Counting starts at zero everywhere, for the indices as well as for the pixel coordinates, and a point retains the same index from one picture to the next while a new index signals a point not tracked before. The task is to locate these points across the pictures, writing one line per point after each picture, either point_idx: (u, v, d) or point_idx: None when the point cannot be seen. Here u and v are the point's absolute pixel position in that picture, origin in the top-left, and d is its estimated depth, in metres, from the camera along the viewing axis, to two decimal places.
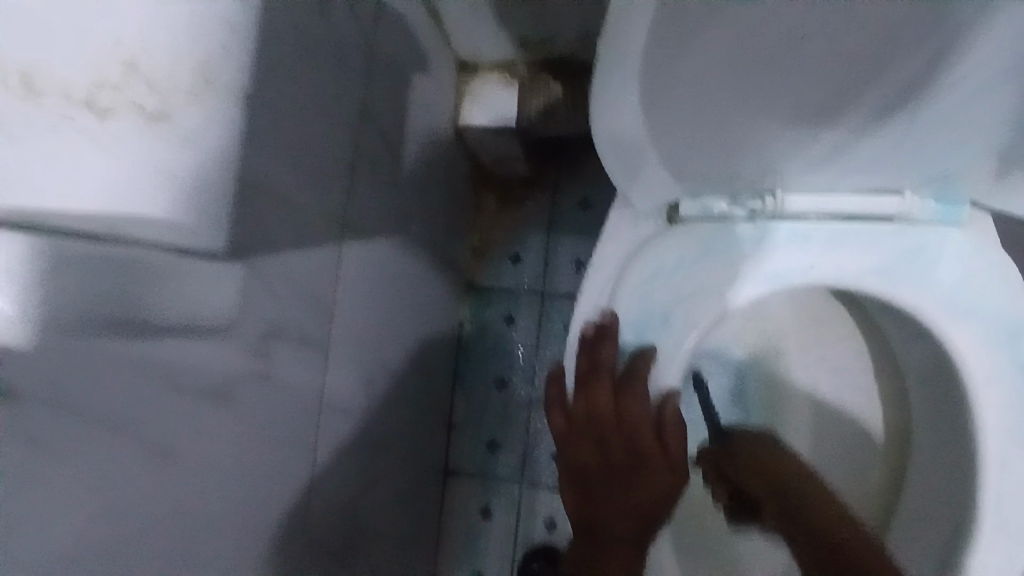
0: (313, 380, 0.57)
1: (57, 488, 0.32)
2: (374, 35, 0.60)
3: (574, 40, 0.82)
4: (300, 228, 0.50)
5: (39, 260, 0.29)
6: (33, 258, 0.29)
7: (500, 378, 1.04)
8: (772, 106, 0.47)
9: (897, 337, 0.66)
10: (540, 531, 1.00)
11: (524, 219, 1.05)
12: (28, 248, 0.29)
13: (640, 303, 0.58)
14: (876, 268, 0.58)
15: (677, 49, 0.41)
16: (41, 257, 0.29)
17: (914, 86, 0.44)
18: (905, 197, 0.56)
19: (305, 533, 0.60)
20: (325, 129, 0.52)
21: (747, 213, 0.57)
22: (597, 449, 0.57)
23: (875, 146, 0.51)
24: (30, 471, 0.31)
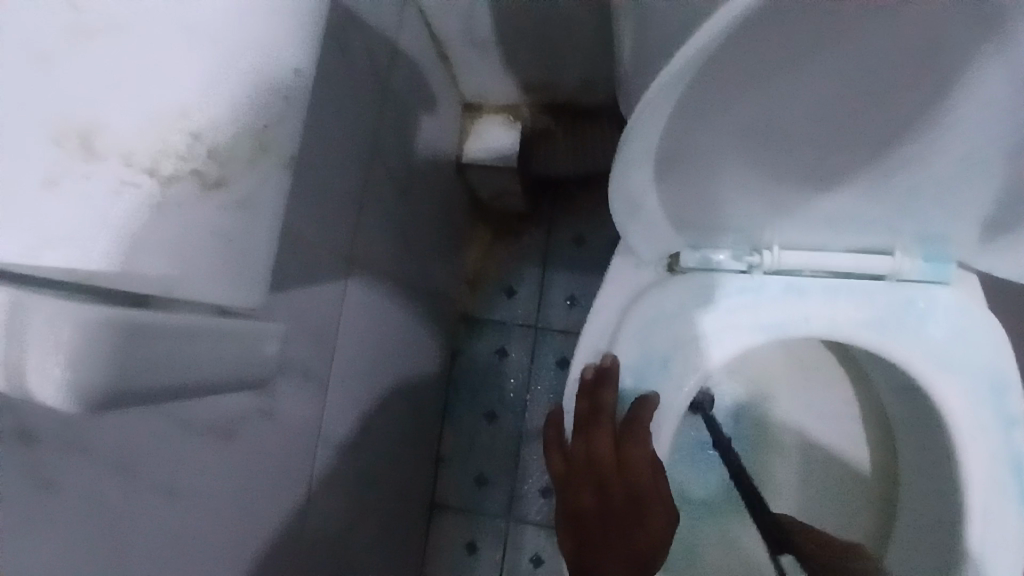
0: (312, 412, 0.57)
1: (51, 528, 0.32)
2: (387, 75, 0.62)
3: (578, 86, 0.85)
4: (312, 263, 0.50)
5: (103, 328, 0.22)
6: (97, 325, 0.22)
7: (491, 410, 1.04)
8: (770, 165, 0.49)
9: (884, 389, 0.69)
10: (527, 569, 0.99)
11: (521, 254, 1.07)
12: (70, 311, 0.22)
13: (639, 349, 0.59)
14: (867, 323, 0.61)
15: (690, 115, 0.43)
16: (111, 322, 0.23)
17: (904, 153, 0.47)
18: (895, 256, 0.58)
19: (294, 568, 0.59)
20: (339, 165, 0.53)
21: (745, 267, 0.59)
22: (596, 493, 0.57)
23: (869, 207, 0.53)
24: (28, 511, 0.30)
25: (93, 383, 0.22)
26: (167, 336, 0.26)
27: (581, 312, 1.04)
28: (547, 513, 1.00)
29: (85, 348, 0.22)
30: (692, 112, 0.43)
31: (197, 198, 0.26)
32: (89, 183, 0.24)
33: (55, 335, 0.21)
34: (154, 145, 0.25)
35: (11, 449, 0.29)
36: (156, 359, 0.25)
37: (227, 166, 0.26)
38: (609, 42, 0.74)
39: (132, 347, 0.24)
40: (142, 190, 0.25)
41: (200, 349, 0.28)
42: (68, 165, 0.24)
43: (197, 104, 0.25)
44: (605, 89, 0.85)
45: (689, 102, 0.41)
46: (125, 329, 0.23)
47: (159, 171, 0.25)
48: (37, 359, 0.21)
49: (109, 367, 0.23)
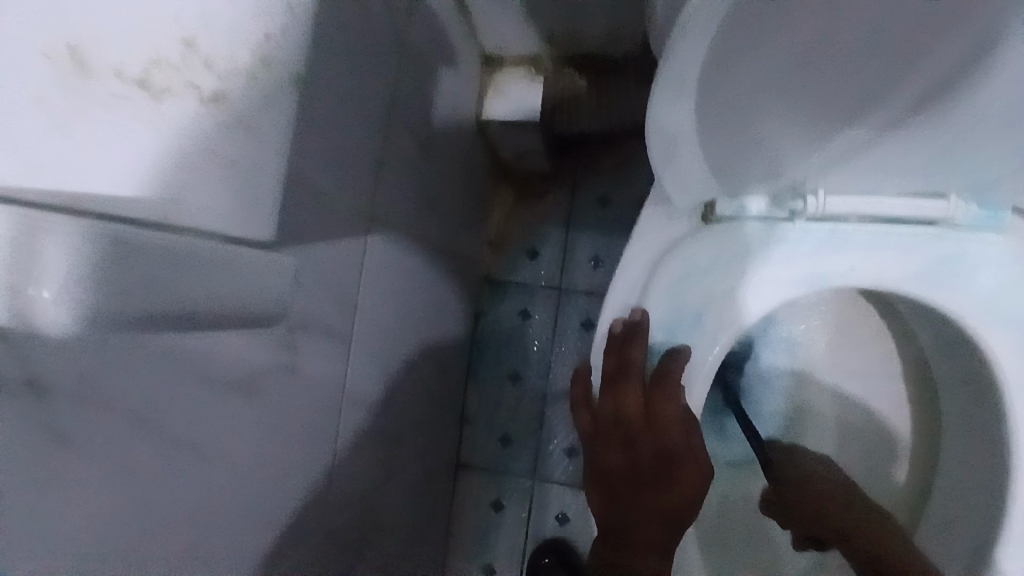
0: (336, 373, 0.56)
1: (71, 481, 0.31)
2: (405, 24, 0.59)
3: (604, 34, 0.80)
4: (330, 220, 0.49)
5: (93, 245, 0.24)
6: (85, 242, 0.24)
7: (515, 373, 1.03)
8: (815, 104, 0.45)
9: (930, 347, 0.65)
10: (552, 527, 0.99)
11: (544, 214, 1.04)
12: (68, 229, 0.23)
13: (671, 304, 0.57)
14: (915, 274, 0.57)
15: (742, 36, 0.40)
16: (99, 240, 0.24)
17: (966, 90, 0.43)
18: (949, 201, 0.54)
19: (322, 525, 0.60)
20: (355, 120, 0.51)
21: (787, 216, 0.55)
22: (623, 452, 0.56)
23: (924, 151, 0.49)
24: (43, 464, 0.30)
25: (84, 305, 0.24)
26: (163, 263, 0.27)
27: (607, 274, 1.02)
28: (572, 474, 1.00)
29: (76, 269, 0.23)
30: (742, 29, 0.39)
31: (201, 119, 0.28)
32: (93, 104, 0.25)
33: (50, 252, 0.23)
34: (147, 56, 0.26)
35: (17, 402, 0.28)
36: (155, 286, 0.27)
37: (230, 83, 0.29)
38: None
39: (124, 269, 0.25)
40: (141, 108, 0.26)
41: (204, 279, 0.29)
42: (62, 84, 0.24)
43: (198, 19, 0.27)
44: (632, 37, 0.80)
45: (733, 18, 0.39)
46: (113, 255, 0.25)
47: (154, 85, 0.26)
48: (42, 273, 0.23)
49: (100, 289, 0.24)
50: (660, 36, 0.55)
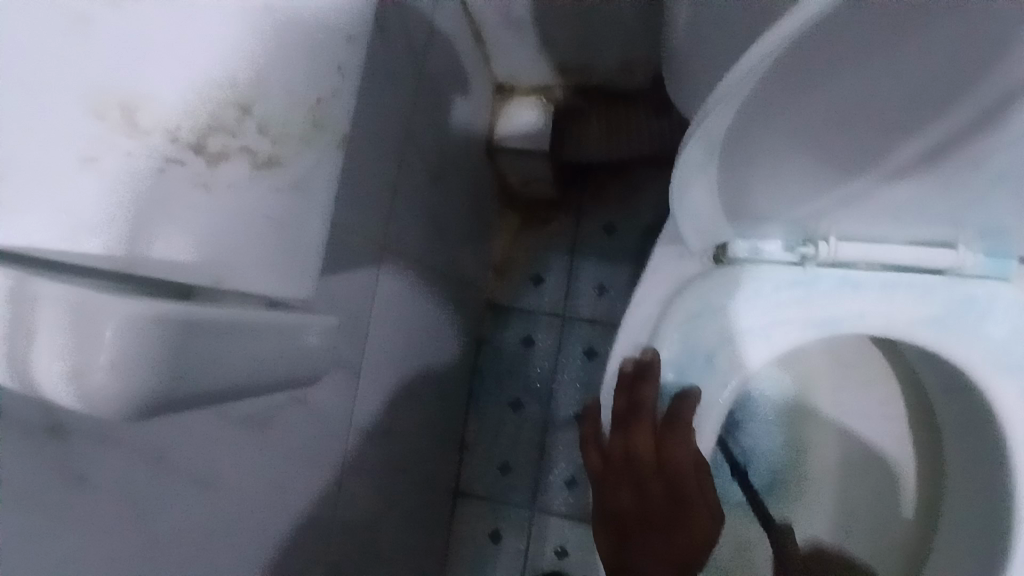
0: (344, 403, 0.56)
1: (82, 522, 0.31)
2: (423, 54, 0.60)
3: (615, 67, 0.82)
4: (346, 249, 0.49)
5: (153, 333, 0.22)
6: (144, 328, 0.22)
7: (517, 400, 1.02)
8: (829, 157, 0.46)
9: (935, 390, 0.64)
10: (550, 559, 0.98)
11: (549, 241, 1.04)
12: (121, 309, 0.21)
13: (682, 344, 0.57)
14: (925, 319, 0.57)
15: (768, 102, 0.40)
16: (163, 325, 0.22)
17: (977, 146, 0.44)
18: (957, 250, 0.55)
19: (323, 556, 0.59)
20: (372, 148, 0.51)
21: (799, 259, 0.56)
22: (634, 492, 0.56)
23: (936, 203, 0.50)
24: (57, 506, 0.29)
25: (138, 387, 0.21)
26: (213, 332, 0.25)
27: (610, 303, 1.02)
28: (572, 505, 0.99)
29: (140, 350, 0.21)
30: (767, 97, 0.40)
31: (248, 178, 0.26)
32: (130, 161, 0.24)
33: (101, 336, 0.21)
34: (197, 120, 0.25)
35: (35, 440, 0.27)
36: (214, 353, 0.24)
37: (282, 144, 0.26)
38: (654, 21, 0.70)
39: (191, 346, 0.23)
40: (188, 165, 0.25)
41: (255, 351, 0.27)
42: (103, 138, 0.24)
43: (258, 81, 0.25)
44: (641, 70, 0.81)
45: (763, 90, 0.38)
46: (173, 329, 0.22)
47: (207, 148, 0.25)
48: (72, 354, 0.21)
49: (164, 366, 0.22)
50: (677, 75, 0.56)
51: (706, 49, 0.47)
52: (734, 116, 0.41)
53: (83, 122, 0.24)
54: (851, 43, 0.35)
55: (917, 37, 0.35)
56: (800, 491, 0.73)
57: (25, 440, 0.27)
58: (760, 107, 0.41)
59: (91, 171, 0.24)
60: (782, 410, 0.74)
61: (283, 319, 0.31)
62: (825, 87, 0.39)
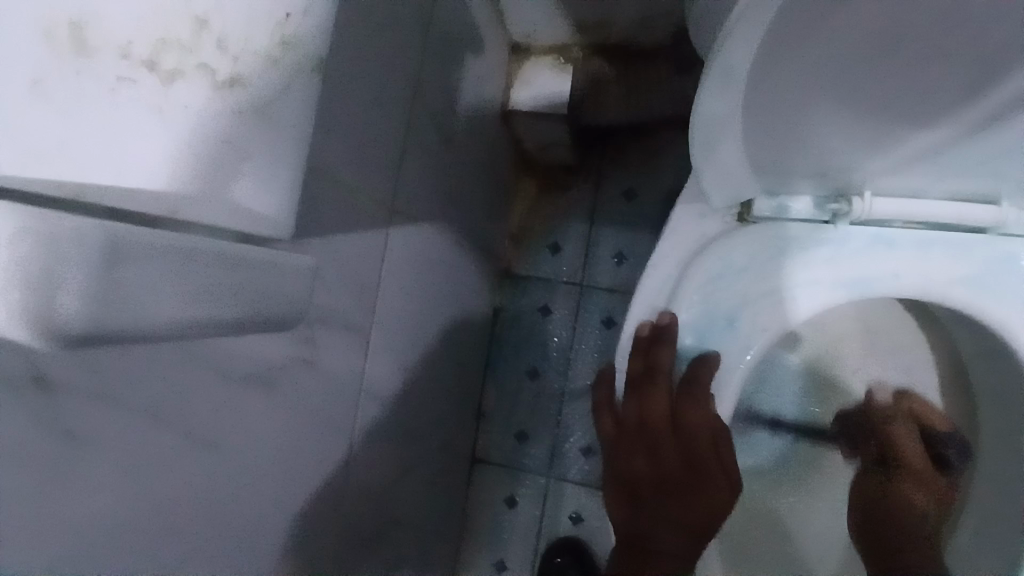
0: (354, 368, 0.56)
1: (79, 481, 0.31)
2: (431, 6, 0.57)
3: (635, 22, 0.78)
4: (349, 209, 0.48)
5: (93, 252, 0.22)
6: (85, 247, 0.22)
7: (533, 368, 1.01)
8: (856, 107, 0.43)
9: (970, 356, 0.62)
10: (566, 526, 0.98)
11: (567, 207, 1.01)
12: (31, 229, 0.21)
13: (702, 307, 0.55)
14: (962, 280, 0.55)
15: (792, 35, 0.38)
16: (71, 240, 0.22)
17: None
18: (1001, 206, 0.51)
19: (337, 521, 0.59)
20: (375, 105, 0.50)
21: (830, 217, 0.52)
22: (647, 460, 0.54)
23: (980, 156, 0.46)
24: (51, 462, 0.29)
25: (52, 306, 0.21)
26: (143, 259, 0.24)
27: (629, 271, 0.99)
28: (588, 474, 0.98)
29: (46, 267, 0.21)
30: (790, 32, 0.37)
31: (204, 96, 0.24)
32: (79, 79, 0.21)
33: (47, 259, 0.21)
34: (153, 31, 0.23)
35: (24, 395, 0.27)
36: (140, 278, 0.24)
37: (241, 62, 0.25)
38: None
39: (111, 269, 0.23)
40: (140, 84, 0.22)
41: (219, 278, 0.27)
42: (55, 61, 0.21)
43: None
44: (663, 25, 0.77)
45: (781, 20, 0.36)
46: (81, 248, 0.22)
47: (161, 63, 0.23)
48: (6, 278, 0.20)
49: (71, 287, 0.21)
50: (700, 22, 0.52)
51: None
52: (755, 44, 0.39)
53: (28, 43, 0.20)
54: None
55: None
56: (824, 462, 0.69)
57: (14, 394, 0.27)
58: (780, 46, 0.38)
59: (43, 99, 0.20)
60: (809, 380, 0.69)
61: (262, 261, 0.31)
62: (851, 22, 0.36)
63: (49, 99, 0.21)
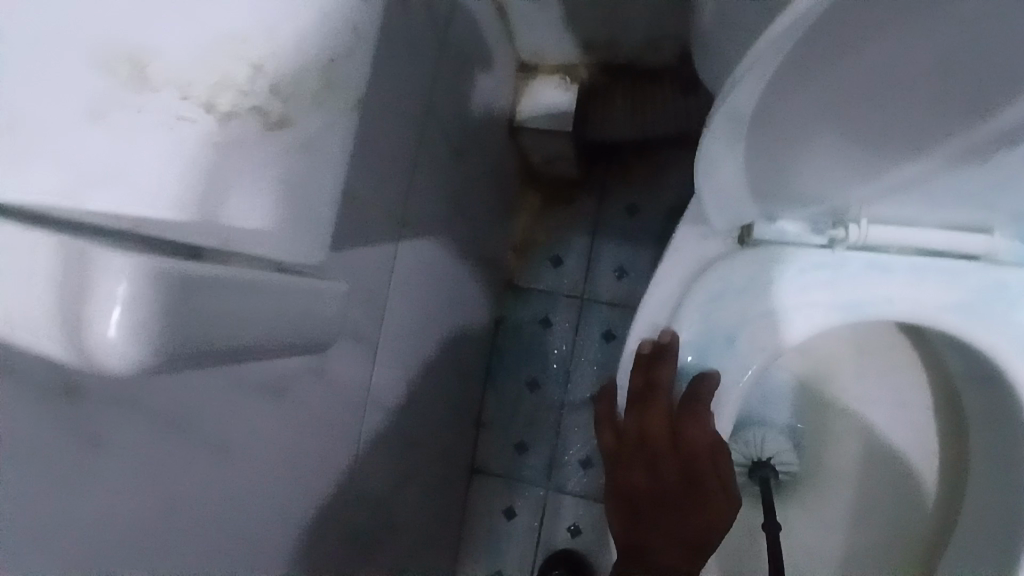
0: (362, 377, 0.57)
1: (101, 487, 0.32)
2: (446, 26, 0.59)
3: (642, 44, 0.80)
4: (362, 223, 0.49)
5: (161, 289, 0.21)
6: (150, 283, 0.20)
7: (533, 380, 1.02)
8: (854, 138, 0.44)
9: (962, 377, 0.63)
10: (563, 536, 0.98)
11: (570, 221, 1.03)
12: (131, 267, 0.20)
13: (702, 326, 0.56)
14: (954, 306, 0.56)
15: (796, 80, 0.39)
16: (166, 280, 0.21)
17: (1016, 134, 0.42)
18: (992, 236, 0.53)
19: (339, 528, 0.60)
20: (391, 122, 0.51)
21: (826, 242, 0.55)
22: (648, 474, 0.55)
23: (974, 186, 0.48)
24: (79, 467, 0.31)
25: (155, 344, 0.21)
26: (217, 294, 0.24)
27: (631, 285, 1.01)
28: (586, 486, 0.99)
29: (152, 307, 0.20)
30: (792, 75, 0.39)
31: (258, 136, 0.26)
32: (139, 115, 0.25)
33: (107, 290, 0.20)
34: (213, 77, 0.26)
35: (56, 402, 0.28)
36: (214, 311, 0.23)
37: (288, 102, 0.27)
38: None
39: (194, 306, 0.22)
40: (197, 123, 0.25)
41: (260, 308, 0.26)
42: (112, 94, 0.25)
43: (254, 32, 0.26)
44: (669, 48, 0.79)
45: (790, 68, 0.38)
46: (172, 286, 0.21)
47: (216, 106, 0.25)
48: (112, 315, 0.20)
49: (170, 325, 0.21)
50: (705, 50, 0.54)
51: (736, 23, 0.45)
52: (762, 84, 0.39)
53: (93, 79, 0.25)
54: (874, 19, 0.34)
55: (950, 18, 0.33)
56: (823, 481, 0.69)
57: (45, 400, 0.28)
58: (784, 85, 0.40)
59: (100, 125, 0.25)
60: (804, 397, 0.69)
61: (301, 285, 0.31)
62: (852, 66, 0.38)
63: (106, 125, 0.25)
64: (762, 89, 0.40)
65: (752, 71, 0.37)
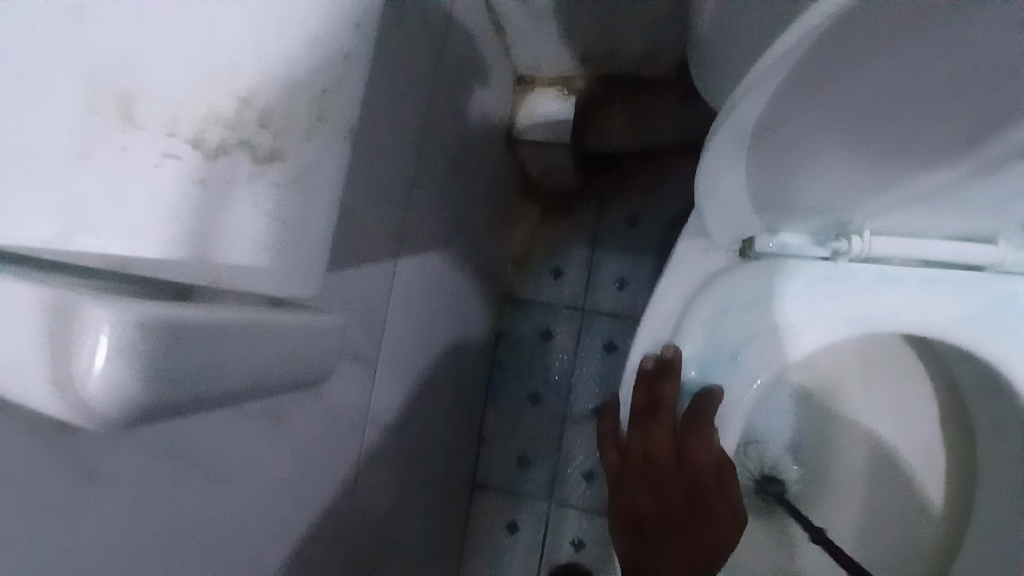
0: (361, 395, 0.56)
1: (96, 520, 0.31)
2: (442, 42, 0.59)
3: (640, 56, 0.79)
4: (360, 241, 0.49)
5: (149, 339, 0.20)
6: (134, 329, 0.20)
7: (534, 393, 1.01)
8: (858, 153, 0.44)
9: (970, 390, 0.62)
10: (568, 550, 0.97)
11: (570, 233, 1.02)
12: (116, 319, 0.19)
13: (707, 341, 0.56)
14: (966, 317, 0.55)
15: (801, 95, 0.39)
16: (155, 330, 0.20)
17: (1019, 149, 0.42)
18: (998, 245, 0.52)
19: (338, 549, 0.59)
20: (387, 140, 0.51)
21: (830, 254, 0.53)
22: (651, 494, 0.54)
23: (977, 199, 0.48)
24: (71, 500, 0.30)
25: (141, 399, 0.20)
26: (213, 342, 0.23)
27: (632, 296, 1.00)
28: (590, 500, 0.98)
29: (139, 358, 0.20)
30: (794, 92, 0.39)
31: (247, 171, 0.24)
32: (126, 156, 0.24)
33: (93, 344, 0.19)
34: (198, 112, 0.24)
35: (47, 438, 0.28)
36: (208, 361, 0.22)
37: (281, 132, 0.24)
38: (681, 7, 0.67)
39: (186, 356, 0.21)
40: (186, 160, 0.24)
41: (259, 352, 0.25)
42: (101, 134, 0.24)
43: (245, 59, 0.24)
44: (668, 60, 0.79)
45: (792, 84, 0.38)
46: (164, 336, 0.20)
47: (206, 141, 0.24)
48: (96, 369, 0.19)
49: (159, 377, 0.20)
50: (705, 63, 0.54)
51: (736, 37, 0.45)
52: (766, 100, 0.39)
53: (81, 116, 0.24)
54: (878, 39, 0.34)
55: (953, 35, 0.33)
56: (828, 496, 0.68)
57: (34, 440, 0.27)
58: (787, 101, 0.40)
59: (91, 167, 0.24)
60: (811, 411, 0.69)
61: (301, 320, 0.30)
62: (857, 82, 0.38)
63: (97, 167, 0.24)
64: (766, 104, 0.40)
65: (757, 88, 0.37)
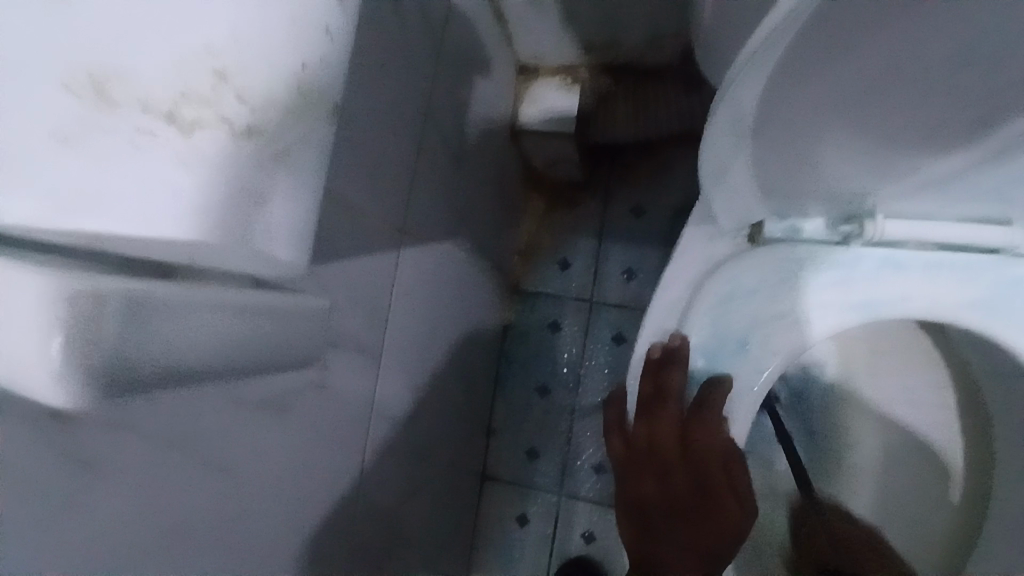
0: (365, 388, 0.56)
1: (98, 510, 0.31)
2: (441, 32, 0.58)
3: (643, 43, 0.78)
4: (359, 233, 0.48)
5: (102, 311, 0.21)
6: (86, 301, 0.21)
7: (543, 385, 1.01)
8: (864, 134, 0.43)
9: (987, 380, 0.60)
10: (577, 542, 0.97)
11: (576, 224, 1.01)
12: (66, 291, 0.21)
13: (713, 329, 0.55)
14: (974, 302, 0.54)
15: (804, 70, 0.38)
16: (109, 302, 0.21)
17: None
18: (1013, 227, 0.51)
19: (346, 542, 0.58)
20: (386, 130, 0.50)
21: (841, 238, 0.52)
22: (657, 482, 0.54)
23: (990, 179, 0.46)
24: (71, 487, 0.29)
25: (102, 368, 0.21)
26: (172, 315, 0.24)
27: (638, 287, 0.99)
28: (600, 492, 0.97)
29: (93, 328, 0.21)
30: (797, 65, 0.38)
31: (229, 151, 0.22)
32: (111, 137, 0.21)
33: (48, 319, 0.20)
34: (173, 88, 0.21)
35: (46, 428, 0.27)
36: (168, 332, 0.24)
37: (259, 110, 0.23)
38: None
39: (144, 327, 0.23)
40: (163, 139, 0.21)
41: (229, 327, 0.27)
42: (78, 116, 0.21)
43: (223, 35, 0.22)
44: (672, 45, 0.78)
45: (794, 56, 0.37)
46: (119, 308, 0.22)
47: (181, 117, 0.22)
48: (56, 342, 0.20)
49: (119, 346, 0.22)
50: (708, 45, 0.53)
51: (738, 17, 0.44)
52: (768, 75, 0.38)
53: (51, 90, 0.20)
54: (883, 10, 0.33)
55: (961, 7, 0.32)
56: (838, 481, 0.68)
57: (32, 432, 0.27)
58: (787, 76, 0.39)
59: (77, 145, 0.21)
60: (822, 396, 0.70)
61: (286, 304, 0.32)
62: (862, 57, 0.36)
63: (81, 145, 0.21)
64: (768, 76, 0.39)
65: (756, 59, 0.36)
